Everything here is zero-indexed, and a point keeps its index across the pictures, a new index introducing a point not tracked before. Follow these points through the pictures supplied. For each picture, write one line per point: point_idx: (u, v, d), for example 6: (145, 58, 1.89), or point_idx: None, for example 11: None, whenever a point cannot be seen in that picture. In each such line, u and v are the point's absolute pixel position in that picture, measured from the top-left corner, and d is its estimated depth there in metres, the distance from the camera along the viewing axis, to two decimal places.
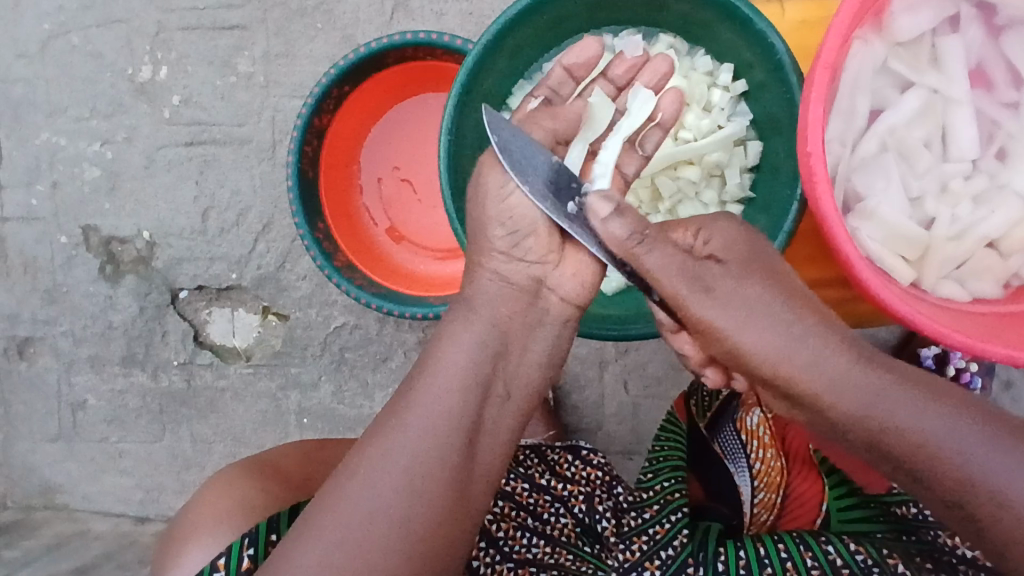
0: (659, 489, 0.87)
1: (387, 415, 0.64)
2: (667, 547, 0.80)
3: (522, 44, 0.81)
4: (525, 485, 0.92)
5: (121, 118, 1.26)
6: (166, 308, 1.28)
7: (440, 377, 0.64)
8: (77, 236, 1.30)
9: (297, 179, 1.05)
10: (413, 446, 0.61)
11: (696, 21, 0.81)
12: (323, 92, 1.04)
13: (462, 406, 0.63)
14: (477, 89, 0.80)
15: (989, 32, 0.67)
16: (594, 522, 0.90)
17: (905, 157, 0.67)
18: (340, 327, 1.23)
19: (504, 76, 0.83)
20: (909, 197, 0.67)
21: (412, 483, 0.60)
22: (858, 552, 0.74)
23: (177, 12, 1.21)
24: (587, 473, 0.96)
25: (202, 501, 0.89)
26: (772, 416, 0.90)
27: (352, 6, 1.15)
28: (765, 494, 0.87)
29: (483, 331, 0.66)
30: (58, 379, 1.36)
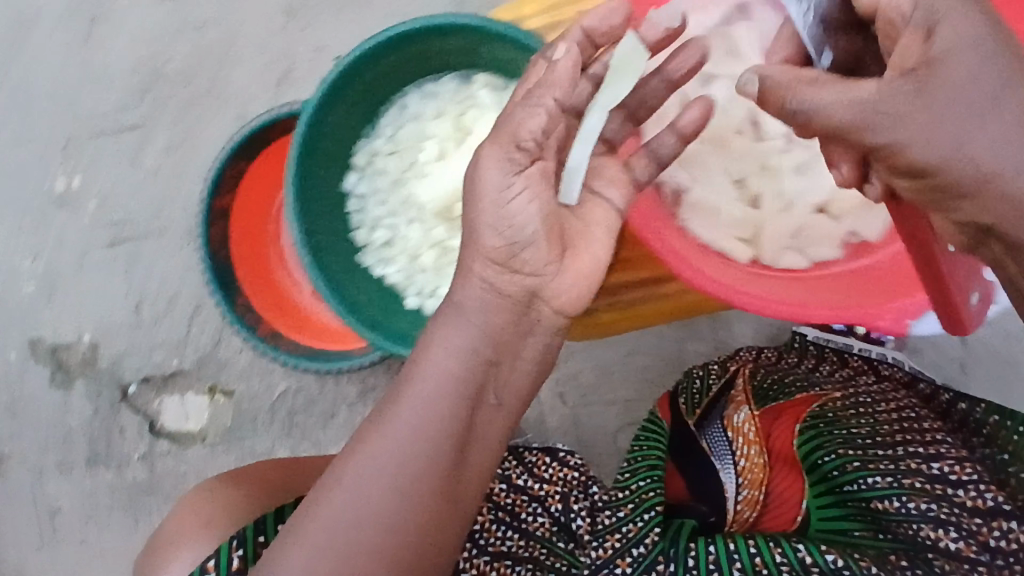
0: (634, 488, 0.89)
1: (378, 417, 0.65)
2: (638, 545, 0.82)
3: (350, 107, 0.85)
4: (503, 487, 0.96)
5: (47, 230, 1.31)
6: (119, 404, 1.32)
7: (429, 378, 0.64)
8: (24, 349, 1.34)
9: (209, 261, 1.10)
10: (400, 452, 0.62)
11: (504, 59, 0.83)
12: (219, 174, 1.09)
13: (452, 410, 0.63)
14: (314, 156, 0.84)
15: None
16: (570, 520, 0.93)
17: (719, 143, 0.81)
18: (284, 392, 1.26)
19: (342, 137, 0.87)
20: (732, 179, 0.81)
21: (400, 489, 0.62)
22: (828, 553, 0.76)
23: (81, 122, 1.27)
24: (564, 474, 0.99)
25: (186, 511, 0.95)
26: (759, 413, 0.96)
27: (241, 86, 1.21)
28: (748, 491, 0.92)
29: (473, 336, 0.65)
30: (30, 491, 1.39)
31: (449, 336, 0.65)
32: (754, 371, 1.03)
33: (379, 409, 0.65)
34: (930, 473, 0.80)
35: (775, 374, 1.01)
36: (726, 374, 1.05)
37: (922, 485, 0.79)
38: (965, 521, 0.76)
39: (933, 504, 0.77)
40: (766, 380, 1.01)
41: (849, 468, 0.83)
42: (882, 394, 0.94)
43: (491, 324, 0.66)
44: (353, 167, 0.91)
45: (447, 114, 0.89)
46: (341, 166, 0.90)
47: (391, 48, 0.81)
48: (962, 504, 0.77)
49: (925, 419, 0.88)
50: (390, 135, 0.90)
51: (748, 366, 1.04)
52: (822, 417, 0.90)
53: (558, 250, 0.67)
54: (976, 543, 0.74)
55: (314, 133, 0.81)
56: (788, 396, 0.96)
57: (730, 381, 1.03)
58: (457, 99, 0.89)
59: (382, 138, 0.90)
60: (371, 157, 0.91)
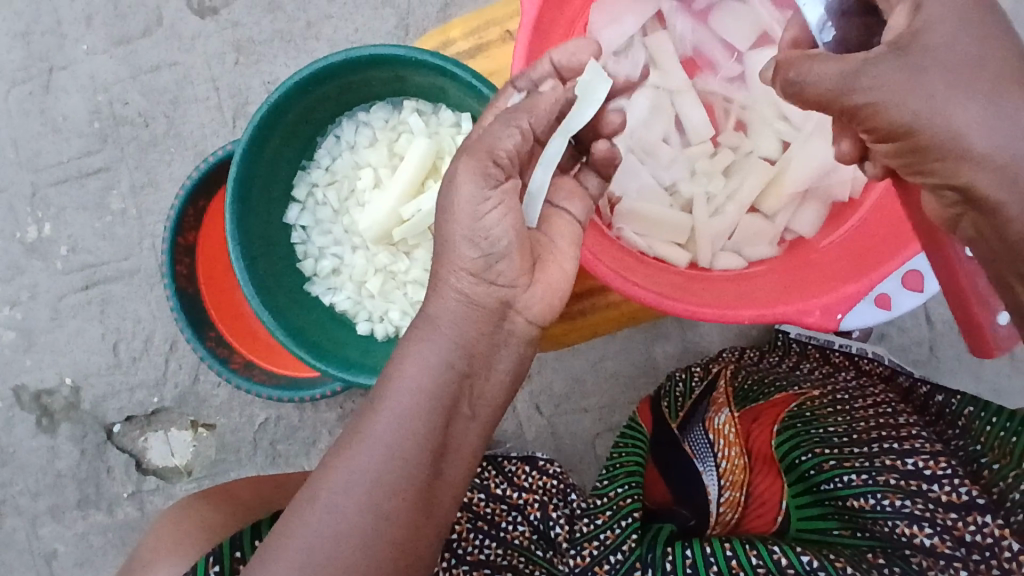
0: (612, 495, 0.93)
1: (350, 435, 0.62)
2: (616, 552, 0.86)
3: (284, 142, 0.84)
4: (482, 496, 0.96)
5: (21, 279, 1.32)
6: (105, 445, 1.33)
7: (401, 394, 0.61)
8: (9, 397, 1.36)
9: (176, 298, 1.10)
10: (373, 470, 0.60)
11: (429, 86, 0.82)
12: (179, 213, 1.11)
13: (424, 426, 0.60)
14: (253, 194, 0.83)
15: (696, 18, 0.80)
16: (548, 528, 0.92)
17: (649, 153, 0.79)
18: (265, 422, 1.27)
19: (280, 172, 0.87)
20: (664, 187, 0.80)
21: (376, 508, 0.59)
22: (805, 556, 0.77)
23: (45, 170, 1.29)
24: (543, 482, 1.00)
25: (164, 526, 0.95)
26: (739, 414, 0.99)
27: (197, 124, 1.22)
28: (730, 492, 0.93)
29: (447, 349, 0.62)
30: (26, 537, 1.40)
31: (421, 349, 0.62)
32: (734, 372, 1.06)
33: (352, 426, 0.63)
34: (905, 469, 0.79)
35: (755, 378, 1.04)
36: (707, 378, 1.08)
37: (896, 482, 0.79)
38: (939, 516, 0.75)
39: (908, 500, 0.77)
40: (745, 383, 1.03)
41: (824, 467, 0.84)
42: (858, 392, 0.95)
43: (466, 334, 0.63)
44: (294, 201, 0.91)
45: (380, 141, 0.89)
46: (281, 201, 0.89)
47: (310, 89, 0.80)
48: (937, 500, 0.76)
49: (901, 416, 0.87)
50: (328, 165, 0.91)
51: (729, 369, 1.07)
52: (799, 417, 0.92)
53: (527, 265, 0.66)
54: (950, 538, 0.74)
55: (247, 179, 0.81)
56: (766, 397, 0.99)
57: (710, 384, 1.07)
58: (390, 124, 0.89)
59: (320, 169, 0.90)
60: (311, 189, 0.91)
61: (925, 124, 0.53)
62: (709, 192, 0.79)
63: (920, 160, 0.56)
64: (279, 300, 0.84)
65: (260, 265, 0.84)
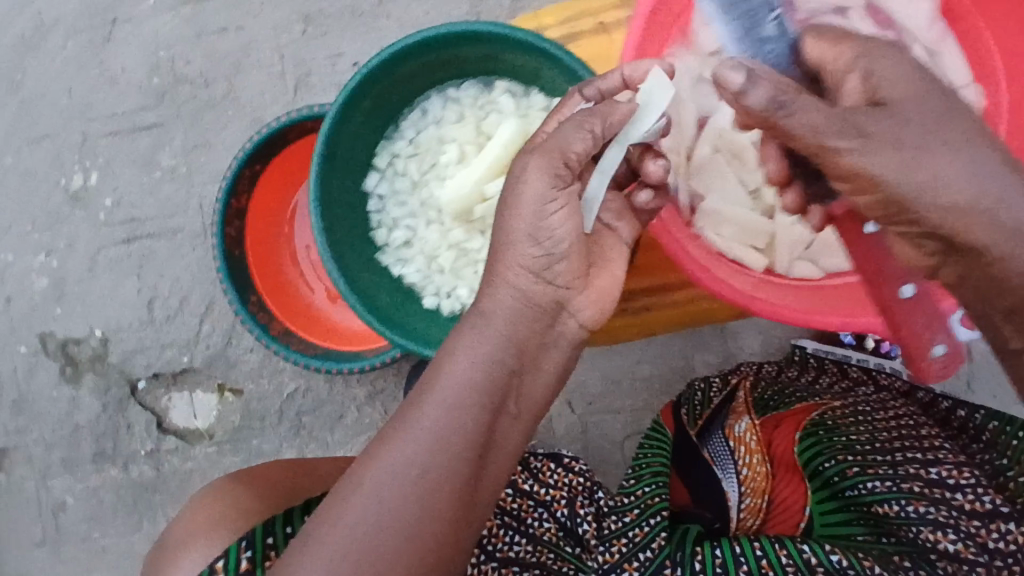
0: (639, 494, 0.89)
1: (394, 426, 0.61)
2: (645, 549, 0.82)
3: (373, 108, 0.85)
4: (510, 491, 0.92)
5: (60, 227, 1.32)
6: (127, 400, 1.33)
7: (449, 387, 0.60)
8: (35, 343, 1.35)
9: (223, 259, 1.10)
10: (418, 462, 0.58)
11: (526, 67, 0.83)
12: (235, 175, 1.10)
13: (471, 421, 0.59)
14: (337, 158, 0.83)
15: (795, 27, 0.74)
16: (576, 525, 0.90)
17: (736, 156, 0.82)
18: (293, 392, 1.27)
19: (363, 140, 0.87)
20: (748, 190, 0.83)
21: (420, 502, 0.58)
22: (833, 554, 0.75)
23: (98, 121, 1.29)
24: (570, 479, 0.96)
25: (192, 516, 0.88)
26: (760, 422, 0.94)
27: (258, 91, 1.22)
28: (751, 499, 0.89)
29: (497, 344, 0.61)
30: (36, 486, 1.39)
31: (470, 343, 0.61)
32: (754, 383, 1.00)
33: (395, 418, 0.62)
34: (928, 477, 0.77)
35: (774, 388, 0.99)
36: (727, 387, 1.02)
37: (920, 489, 0.77)
38: (963, 523, 0.73)
39: (932, 507, 0.75)
40: (765, 392, 0.98)
41: (847, 474, 0.81)
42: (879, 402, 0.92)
43: (514, 330, 0.62)
44: (374, 168, 0.91)
45: (468, 118, 0.90)
46: (361, 168, 0.90)
47: (411, 55, 0.80)
48: (961, 507, 0.74)
49: (922, 429, 0.84)
50: (412, 137, 0.91)
51: (750, 379, 1.02)
52: (822, 424, 0.88)
53: (578, 272, 0.65)
54: (974, 544, 0.72)
55: (333, 141, 0.80)
56: (786, 406, 0.94)
57: (730, 394, 1.00)
58: (479, 102, 0.89)
59: (404, 140, 0.91)
60: (392, 159, 0.91)
61: (913, 176, 0.56)
62: None
63: (901, 211, 0.58)
64: (352, 268, 0.84)
65: (337, 230, 0.84)
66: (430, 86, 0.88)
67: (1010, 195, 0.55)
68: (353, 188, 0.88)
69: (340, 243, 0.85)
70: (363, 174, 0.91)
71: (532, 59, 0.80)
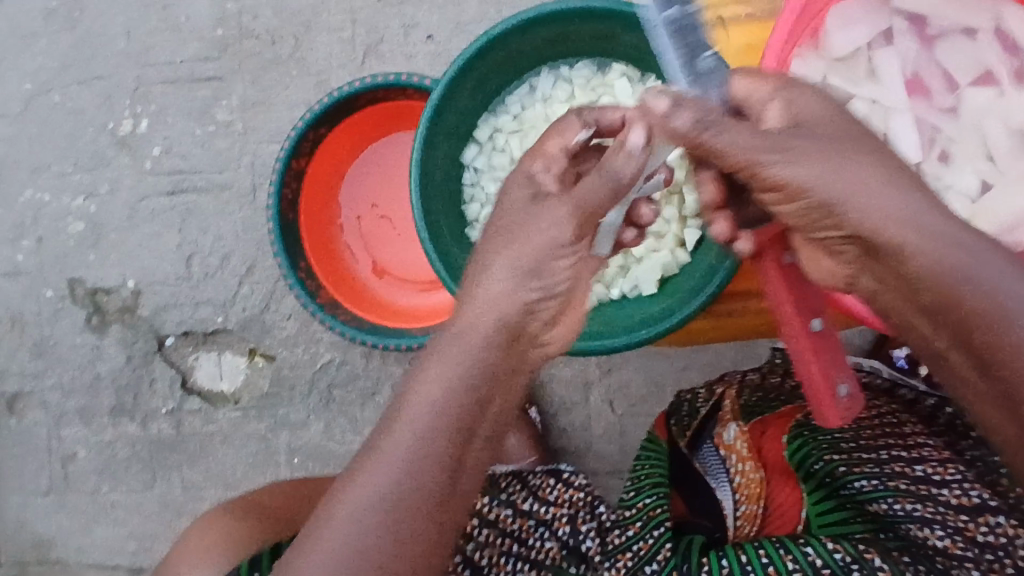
0: (641, 506, 0.84)
1: (368, 453, 0.61)
2: (651, 562, 0.80)
3: (482, 78, 0.84)
4: (508, 511, 0.88)
5: (104, 171, 1.28)
6: (153, 355, 1.29)
7: (419, 416, 0.59)
8: (63, 288, 1.31)
9: (279, 230, 1.07)
10: (392, 490, 0.59)
11: (643, 49, 0.82)
12: (299, 136, 1.06)
13: (442, 449, 0.60)
14: (442, 125, 0.83)
15: (923, 42, 0.73)
16: (578, 543, 0.86)
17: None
18: (327, 364, 1.24)
19: (469, 110, 0.87)
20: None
21: (402, 516, 0.59)
22: (835, 550, 0.73)
23: (155, 67, 1.25)
24: (570, 495, 0.92)
25: (190, 540, 0.89)
26: (748, 429, 0.85)
27: (325, 53, 1.19)
28: (746, 506, 0.84)
29: (465, 372, 0.60)
30: (47, 433, 1.35)
31: (437, 371, 0.60)
32: (741, 389, 0.87)
33: (369, 444, 0.62)
34: (914, 475, 0.74)
35: (761, 390, 0.87)
36: (714, 395, 0.89)
37: (907, 485, 0.74)
38: (950, 518, 0.70)
39: (919, 504, 0.72)
40: (753, 397, 0.86)
41: (837, 473, 0.78)
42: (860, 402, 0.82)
43: (490, 343, 0.60)
44: (475, 140, 0.91)
45: (578, 99, 0.88)
46: (462, 138, 0.89)
47: (528, 26, 0.79)
48: (948, 502, 0.71)
49: (906, 424, 0.78)
50: (516, 113, 0.90)
51: (735, 385, 0.89)
52: (806, 426, 0.83)
53: (561, 305, 0.63)
54: (962, 540, 0.69)
55: (442, 107, 0.80)
56: (774, 408, 0.85)
57: (718, 402, 0.88)
58: (590, 84, 0.88)
59: (508, 115, 0.90)
60: (493, 132, 0.90)
61: (821, 185, 0.56)
62: None
63: (823, 216, 0.58)
64: (442, 237, 0.83)
65: (431, 196, 0.83)
66: (540, 61, 0.88)
67: (905, 212, 0.55)
68: (452, 157, 0.88)
69: (433, 211, 0.84)
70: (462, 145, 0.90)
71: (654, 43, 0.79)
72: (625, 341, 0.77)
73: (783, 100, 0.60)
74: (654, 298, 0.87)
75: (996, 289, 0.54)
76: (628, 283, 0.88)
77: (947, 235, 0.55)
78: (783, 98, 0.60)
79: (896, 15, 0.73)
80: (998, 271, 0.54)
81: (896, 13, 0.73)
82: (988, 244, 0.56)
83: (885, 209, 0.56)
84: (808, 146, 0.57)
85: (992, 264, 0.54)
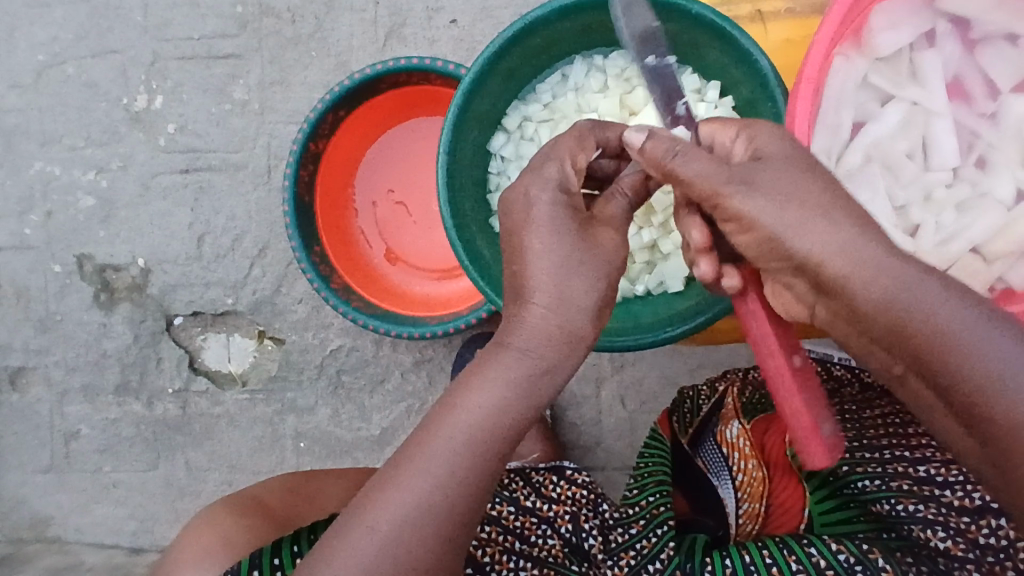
0: (645, 503, 0.80)
1: (415, 451, 0.58)
2: (654, 560, 0.73)
3: (516, 65, 0.84)
4: (511, 509, 0.81)
5: (116, 146, 1.27)
6: (160, 335, 1.28)
7: (475, 417, 0.57)
8: (71, 264, 1.30)
9: (293, 204, 1.05)
10: (441, 491, 0.56)
11: (683, 41, 0.79)
12: (319, 118, 1.05)
13: (497, 452, 0.57)
14: (472, 111, 0.83)
15: (966, 46, 0.72)
16: (582, 541, 0.79)
17: (889, 167, 0.73)
18: (337, 349, 1.23)
19: (500, 97, 0.86)
20: (894, 206, 0.73)
21: (437, 536, 0.56)
22: (839, 551, 0.68)
23: (172, 42, 1.23)
24: (573, 492, 0.85)
25: (186, 537, 0.85)
26: (752, 426, 0.82)
27: (346, 34, 1.18)
28: (749, 504, 0.80)
29: (527, 375, 0.57)
30: (50, 410, 1.34)
31: (499, 371, 0.57)
32: (743, 387, 0.85)
33: (415, 442, 0.59)
34: (917, 475, 0.70)
35: (762, 388, 0.85)
36: (716, 393, 0.88)
37: (909, 485, 0.70)
38: (952, 519, 0.67)
39: (922, 504, 0.69)
40: (755, 395, 0.84)
41: (839, 474, 0.74)
42: (863, 402, 0.78)
43: (552, 364, 0.57)
44: (504, 128, 0.90)
45: (613, 90, 0.86)
46: (491, 125, 0.88)
47: (563, 14, 0.79)
48: (951, 504, 0.67)
49: (910, 423, 0.73)
50: (548, 101, 0.89)
51: (738, 383, 0.87)
52: None
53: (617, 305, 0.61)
54: (965, 541, 0.66)
55: (473, 91, 0.80)
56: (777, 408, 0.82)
57: (719, 400, 0.87)
58: (625, 74, 0.86)
59: (539, 103, 0.89)
60: (522, 121, 0.89)
61: (772, 217, 0.55)
62: (939, 221, 0.73)
63: (774, 250, 0.56)
64: (466, 223, 0.83)
65: (456, 184, 0.83)
66: (574, 50, 0.87)
67: (847, 242, 0.53)
68: (480, 144, 0.87)
69: (459, 197, 0.83)
70: (490, 133, 0.89)
71: (693, 34, 0.78)
72: (650, 338, 0.78)
73: (749, 140, 0.59)
74: (681, 296, 0.85)
75: (942, 317, 0.51)
76: (654, 279, 0.87)
77: (890, 267, 0.53)
78: (748, 136, 0.59)
79: (940, 17, 0.71)
80: (941, 298, 0.52)
81: (940, 15, 0.71)
82: (934, 272, 0.53)
83: (828, 241, 0.54)
84: (766, 177, 0.56)
85: (936, 290, 0.52)
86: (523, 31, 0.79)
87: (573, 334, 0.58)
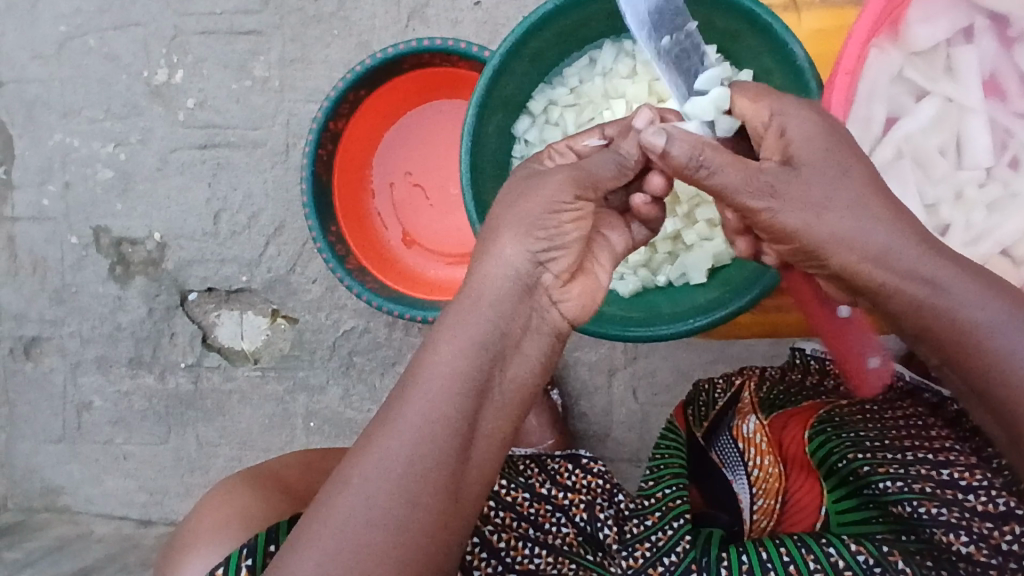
0: (660, 496, 0.79)
1: (383, 416, 0.57)
2: (669, 554, 0.72)
3: (543, 48, 0.83)
4: (526, 495, 0.81)
5: (135, 120, 1.27)
6: (175, 310, 1.28)
7: (432, 376, 0.56)
8: (88, 236, 1.30)
9: (311, 182, 1.05)
10: (406, 455, 0.55)
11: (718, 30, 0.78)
12: (339, 97, 1.04)
13: (455, 410, 0.55)
14: (497, 93, 0.82)
15: (1004, 43, 0.71)
16: (596, 530, 0.79)
17: (920, 163, 0.72)
18: (350, 330, 1.23)
19: (526, 80, 0.85)
20: (924, 203, 0.72)
21: (406, 496, 0.54)
22: (859, 552, 0.67)
23: (193, 17, 1.23)
24: (588, 481, 0.85)
25: (203, 510, 0.85)
26: (769, 422, 0.82)
27: (369, 12, 1.17)
28: (763, 500, 0.79)
29: (479, 329, 0.56)
30: (64, 380, 1.35)
31: (452, 329, 0.56)
32: (760, 383, 0.87)
33: (383, 408, 0.58)
34: (940, 478, 0.68)
35: (780, 386, 0.86)
36: (732, 388, 0.89)
37: (932, 488, 0.68)
38: (976, 524, 0.65)
39: (944, 508, 0.67)
40: (773, 392, 0.86)
41: (860, 473, 0.72)
42: (885, 403, 0.79)
43: (503, 312, 0.57)
44: (528, 111, 0.89)
45: (641, 75, 0.85)
46: (515, 109, 0.88)
47: None
48: (974, 508, 0.66)
49: (932, 429, 0.74)
50: (574, 85, 0.88)
51: (754, 378, 0.88)
52: (830, 422, 0.77)
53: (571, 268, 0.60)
54: (988, 547, 0.64)
55: (499, 75, 0.79)
56: (795, 403, 0.83)
57: (736, 395, 0.87)
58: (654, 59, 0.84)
59: (565, 87, 0.88)
60: (548, 105, 0.89)
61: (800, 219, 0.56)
62: (968, 222, 0.72)
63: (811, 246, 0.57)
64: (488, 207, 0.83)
65: (479, 167, 0.82)
66: (607, 33, 0.86)
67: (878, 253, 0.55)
68: (504, 127, 0.87)
69: (481, 181, 0.83)
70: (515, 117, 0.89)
71: (727, 19, 0.77)
72: (672, 329, 0.77)
73: (778, 135, 0.58)
74: (703, 288, 0.85)
75: (963, 329, 0.54)
76: (675, 270, 0.86)
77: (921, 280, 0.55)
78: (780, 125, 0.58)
79: (980, 12, 0.70)
80: (972, 303, 0.54)
81: (979, 10, 0.70)
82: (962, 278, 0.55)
83: (863, 250, 0.55)
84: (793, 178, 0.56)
85: (964, 299, 0.54)
86: (551, 13, 0.78)
87: (529, 285, 0.57)
